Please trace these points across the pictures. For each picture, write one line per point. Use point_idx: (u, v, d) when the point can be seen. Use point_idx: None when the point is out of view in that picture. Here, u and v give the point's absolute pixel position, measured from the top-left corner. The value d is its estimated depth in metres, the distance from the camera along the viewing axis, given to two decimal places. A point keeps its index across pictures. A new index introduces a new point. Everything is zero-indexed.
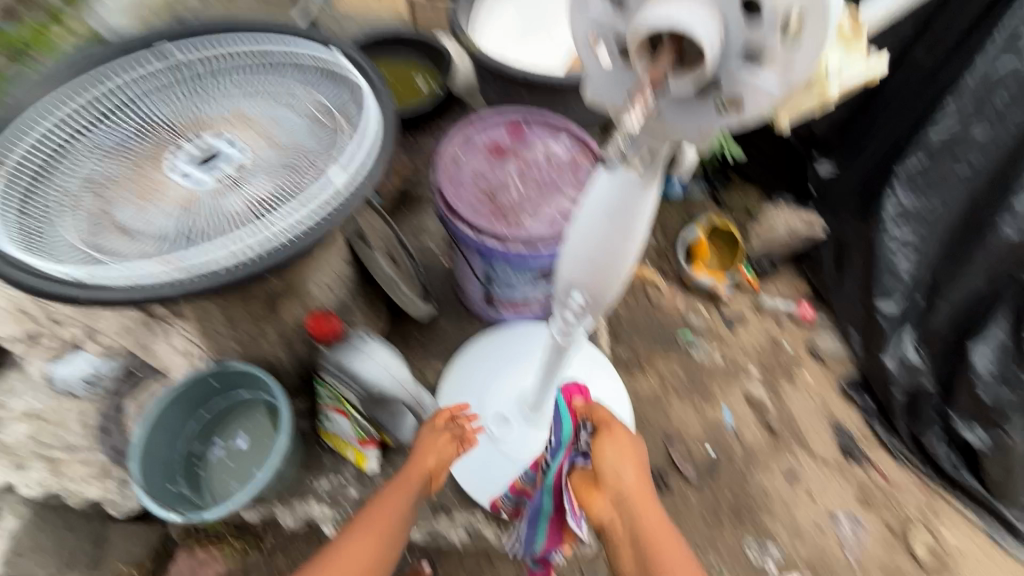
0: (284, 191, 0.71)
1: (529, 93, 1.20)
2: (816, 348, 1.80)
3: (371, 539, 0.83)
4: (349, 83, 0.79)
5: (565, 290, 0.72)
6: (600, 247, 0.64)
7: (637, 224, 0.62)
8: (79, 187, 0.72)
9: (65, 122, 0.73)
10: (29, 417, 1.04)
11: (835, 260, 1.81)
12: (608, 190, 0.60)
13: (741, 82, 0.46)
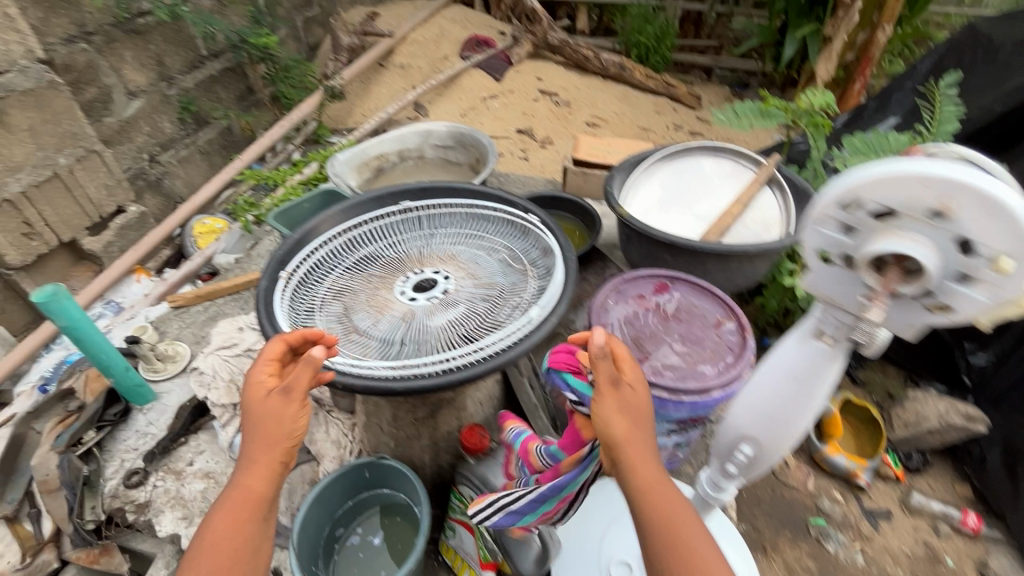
0: (483, 318, 0.85)
1: (672, 256, 1.33)
2: (988, 571, 1.51)
3: (239, 520, 0.66)
4: (539, 239, 0.97)
5: (735, 441, 0.80)
6: (769, 413, 0.74)
7: (817, 389, 0.71)
8: (329, 295, 0.92)
9: (330, 249, 0.98)
10: (205, 477, 1.19)
11: (1004, 465, 1.57)
12: (797, 356, 0.70)
13: (951, 297, 0.53)
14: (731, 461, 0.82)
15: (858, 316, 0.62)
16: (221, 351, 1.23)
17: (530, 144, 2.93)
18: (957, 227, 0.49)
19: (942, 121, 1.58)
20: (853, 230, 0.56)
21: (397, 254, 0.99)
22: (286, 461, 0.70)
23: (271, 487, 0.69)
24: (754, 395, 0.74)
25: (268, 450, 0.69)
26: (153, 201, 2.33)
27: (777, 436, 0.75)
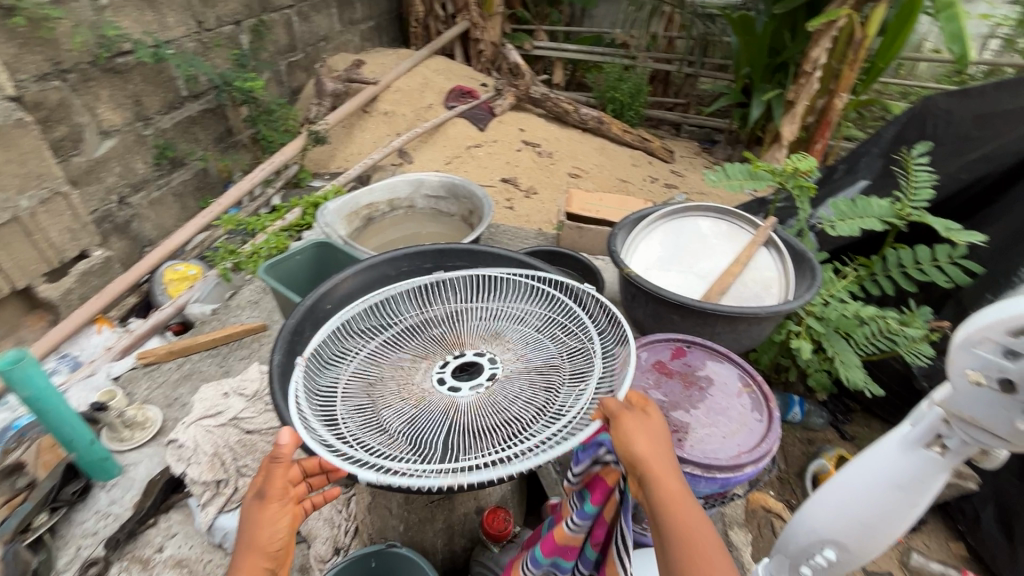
0: (535, 412, 0.75)
1: (680, 317, 1.32)
2: None
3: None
4: (598, 315, 0.90)
5: (816, 546, 0.89)
6: (867, 522, 0.83)
7: (917, 501, 0.80)
8: (359, 379, 0.86)
9: (365, 328, 0.93)
10: (177, 565, 1.05)
11: (1000, 524, 1.56)
12: (906, 468, 0.79)
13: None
14: (806, 559, 0.91)
15: (1009, 436, 0.66)
16: (202, 420, 1.12)
17: (515, 193, 2.95)
18: None
19: (919, 186, 1.66)
20: (1017, 355, 0.62)
21: (437, 338, 0.93)
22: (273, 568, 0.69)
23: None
24: (857, 503, 0.83)
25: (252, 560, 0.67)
26: (120, 244, 2.19)
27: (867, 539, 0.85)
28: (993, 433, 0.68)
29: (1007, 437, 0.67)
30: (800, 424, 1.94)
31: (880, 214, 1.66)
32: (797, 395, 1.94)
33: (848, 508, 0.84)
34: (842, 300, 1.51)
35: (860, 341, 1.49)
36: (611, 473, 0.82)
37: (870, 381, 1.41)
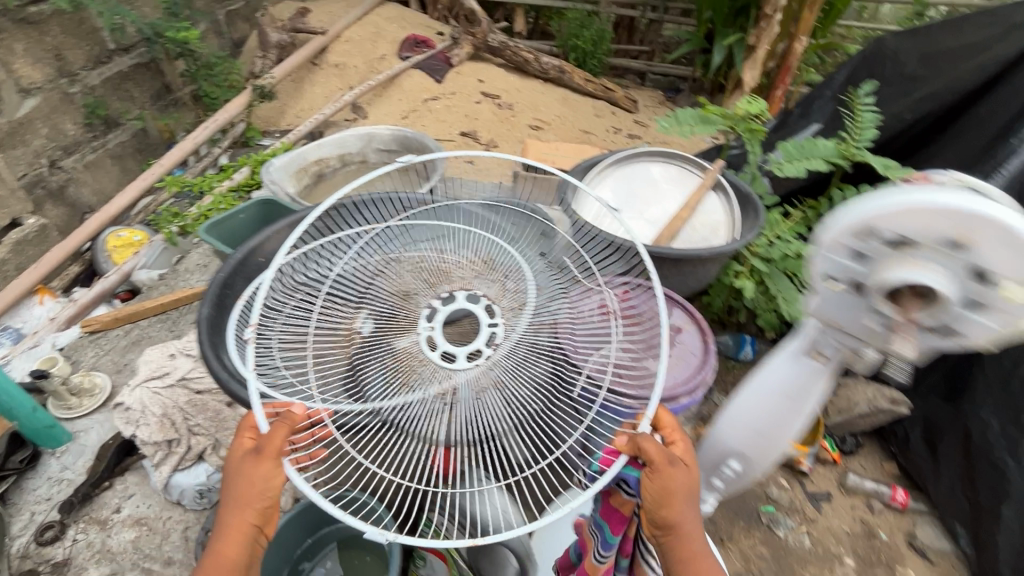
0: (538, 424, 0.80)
1: None
2: (916, 540, 1.64)
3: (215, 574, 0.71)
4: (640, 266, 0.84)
5: (722, 455, 0.99)
6: (756, 434, 0.93)
7: (805, 406, 0.88)
8: (345, 334, 0.85)
9: (345, 285, 0.90)
10: (135, 523, 1.06)
11: (926, 443, 1.69)
12: (790, 376, 0.86)
13: (961, 320, 0.61)
14: (715, 467, 1.03)
15: (863, 334, 0.71)
16: (149, 382, 1.11)
17: (474, 146, 2.88)
18: (971, 258, 0.57)
19: (863, 127, 1.69)
20: (866, 258, 0.64)
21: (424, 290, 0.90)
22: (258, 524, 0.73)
23: (240, 550, 0.72)
24: (744, 420, 0.93)
25: (240, 516, 0.72)
26: (56, 211, 2.08)
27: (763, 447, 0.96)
28: (848, 331, 0.72)
29: (858, 334, 0.72)
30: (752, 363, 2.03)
31: (826, 155, 1.70)
32: (749, 335, 2.02)
33: (743, 418, 0.93)
34: (785, 240, 1.55)
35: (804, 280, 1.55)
36: (625, 504, 0.98)
37: None
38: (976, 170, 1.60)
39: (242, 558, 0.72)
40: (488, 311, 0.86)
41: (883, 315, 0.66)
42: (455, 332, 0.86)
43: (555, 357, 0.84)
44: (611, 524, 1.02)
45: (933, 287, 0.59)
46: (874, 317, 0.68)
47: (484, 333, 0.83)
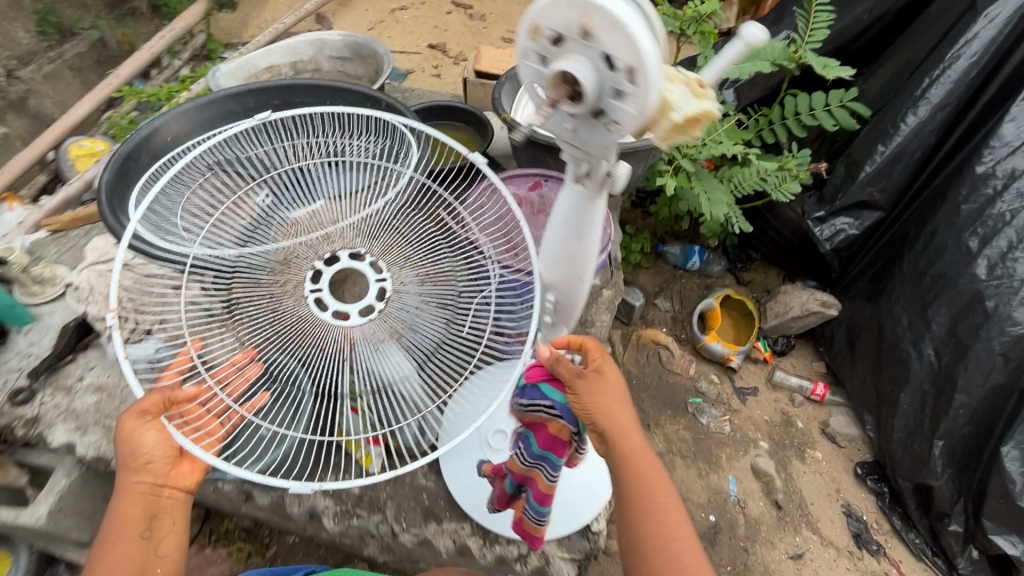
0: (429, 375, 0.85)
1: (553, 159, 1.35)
2: (829, 428, 1.79)
3: (126, 527, 0.79)
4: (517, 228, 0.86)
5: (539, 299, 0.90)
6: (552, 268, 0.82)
7: (589, 228, 0.75)
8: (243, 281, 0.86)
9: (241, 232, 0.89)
10: (96, 389, 1.20)
11: (847, 341, 1.82)
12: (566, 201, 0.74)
13: (613, 112, 0.58)
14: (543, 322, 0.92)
15: (577, 144, 0.65)
16: (96, 266, 1.21)
17: (442, 58, 2.81)
18: (598, 43, 0.54)
19: (816, 25, 1.59)
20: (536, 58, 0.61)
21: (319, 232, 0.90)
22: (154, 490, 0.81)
23: (143, 506, 0.80)
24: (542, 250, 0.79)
25: (136, 480, 0.80)
26: (18, 121, 2.09)
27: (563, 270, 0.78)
28: (570, 146, 0.66)
29: (579, 147, 0.65)
30: (699, 272, 2.10)
31: (775, 56, 1.60)
32: (698, 245, 2.09)
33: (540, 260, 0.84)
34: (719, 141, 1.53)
35: (738, 184, 1.62)
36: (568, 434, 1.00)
37: (737, 216, 1.54)
38: (923, 73, 1.51)
39: (147, 508, 0.80)
40: (375, 268, 0.88)
41: (574, 118, 0.61)
42: (342, 290, 0.89)
43: (446, 304, 0.88)
44: (554, 452, 0.90)
45: (579, 82, 0.56)
46: (570, 122, 0.62)
47: (372, 288, 0.85)
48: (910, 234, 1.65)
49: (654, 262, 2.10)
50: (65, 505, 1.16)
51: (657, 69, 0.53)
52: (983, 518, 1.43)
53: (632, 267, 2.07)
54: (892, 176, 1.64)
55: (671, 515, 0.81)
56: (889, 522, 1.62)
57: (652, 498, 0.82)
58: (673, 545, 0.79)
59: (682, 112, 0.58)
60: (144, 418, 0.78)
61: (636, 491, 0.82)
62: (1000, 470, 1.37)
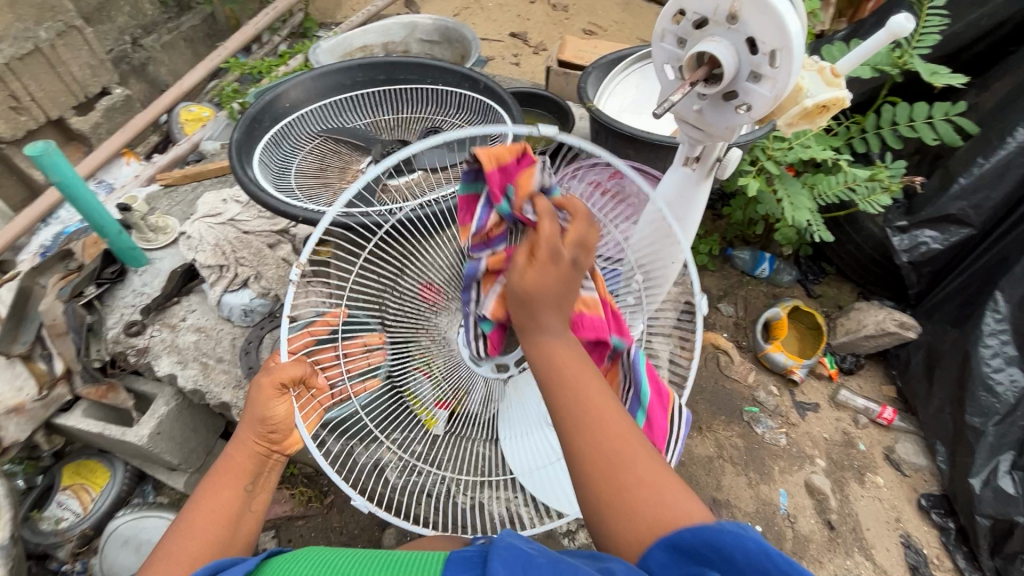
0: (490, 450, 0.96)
1: (635, 152, 1.35)
2: (894, 454, 1.71)
3: (225, 485, 0.76)
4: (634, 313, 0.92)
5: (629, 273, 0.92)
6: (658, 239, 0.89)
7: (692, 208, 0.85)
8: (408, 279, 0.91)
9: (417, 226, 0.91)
10: (197, 330, 1.33)
11: (924, 366, 1.74)
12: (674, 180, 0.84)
13: (746, 94, 0.61)
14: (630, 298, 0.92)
15: (699, 124, 0.70)
16: (206, 219, 1.41)
17: (523, 47, 2.82)
18: (746, 28, 0.58)
19: (928, 31, 1.48)
20: (685, 42, 0.63)
21: None
22: (269, 448, 0.81)
23: (257, 464, 0.79)
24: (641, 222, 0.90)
25: (254, 437, 0.79)
26: (138, 86, 2.33)
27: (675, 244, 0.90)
28: (691, 123, 0.70)
29: (699, 125, 0.70)
30: (768, 280, 2.04)
31: (875, 62, 1.53)
32: (769, 253, 2.03)
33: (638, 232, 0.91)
34: (810, 145, 1.49)
35: (822, 192, 1.56)
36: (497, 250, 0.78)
37: (818, 224, 1.50)
38: None
39: (259, 469, 0.79)
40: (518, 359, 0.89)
41: (704, 97, 0.66)
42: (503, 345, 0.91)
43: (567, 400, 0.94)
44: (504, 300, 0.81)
45: (719, 63, 0.59)
46: (699, 103, 0.66)
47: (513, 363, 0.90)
48: (1015, 259, 1.53)
49: (720, 267, 2.07)
50: (162, 429, 1.29)
51: (801, 53, 0.57)
52: None
53: (697, 269, 2.04)
54: (991, 189, 1.55)
55: (620, 430, 0.66)
56: (952, 559, 1.54)
57: (601, 422, 0.66)
58: (634, 478, 0.63)
59: (811, 99, 0.69)
60: (281, 390, 0.78)
61: (578, 429, 0.66)
62: None
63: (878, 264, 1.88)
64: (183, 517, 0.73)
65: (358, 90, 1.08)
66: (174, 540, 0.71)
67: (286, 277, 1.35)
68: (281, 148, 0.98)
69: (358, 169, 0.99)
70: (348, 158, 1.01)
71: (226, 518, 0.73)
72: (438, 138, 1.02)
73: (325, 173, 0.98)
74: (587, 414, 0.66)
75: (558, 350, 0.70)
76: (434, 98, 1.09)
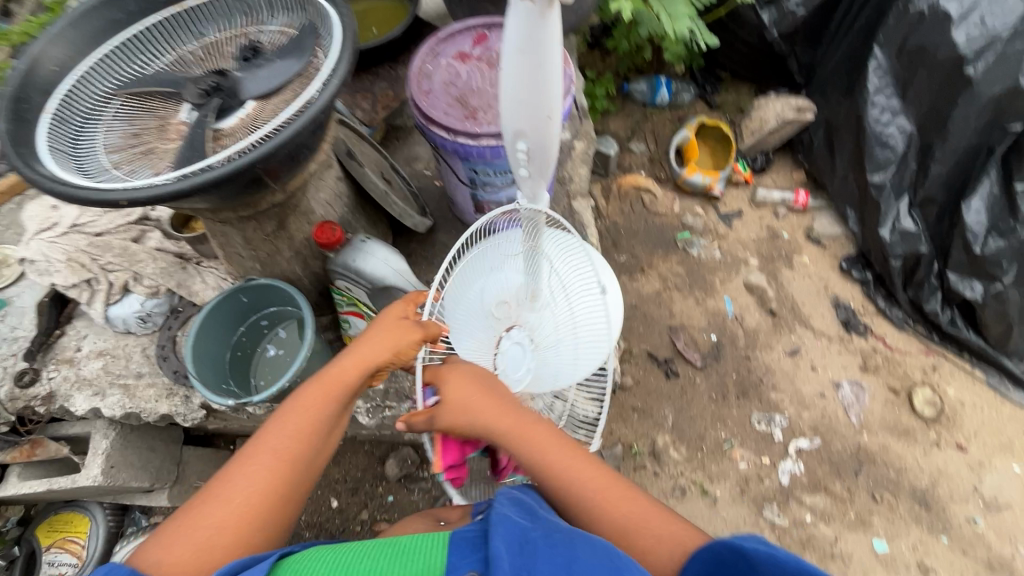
0: None
1: (496, 6, 1.21)
2: (813, 232, 1.84)
3: (287, 445, 0.75)
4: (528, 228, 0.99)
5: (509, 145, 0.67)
6: (516, 119, 0.63)
7: (549, 55, 0.57)
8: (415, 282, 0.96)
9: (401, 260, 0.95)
10: (101, 354, 1.20)
11: (825, 142, 1.81)
12: (514, 23, 0.55)
13: None
14: (521, 167, 0.70)
15: None
16: (45, 234, 1.21)
17: None
18: None
19: None
20: None
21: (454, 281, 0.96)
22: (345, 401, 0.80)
23: (324, 420, 0.78)
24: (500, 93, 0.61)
25: (332, 393, 0.78)
26: None
27: (527, 112, 0.61)
28: None
29: None
30: (670, 106, 2.00)
31: None
32: (665, 77, 1.96)
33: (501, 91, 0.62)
34: None
35: None
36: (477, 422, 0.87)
37: (701, 30, 1.44)
38: None
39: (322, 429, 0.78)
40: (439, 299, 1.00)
41: None
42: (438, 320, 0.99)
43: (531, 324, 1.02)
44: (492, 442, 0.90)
45: None
46: None
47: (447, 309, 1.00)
48: (884, 8, 1.54)
49: (621, 106, 2.01)
50: (115, 461, 1.22)
51: None
52: (949, 272, 1.60)
53: (599, 116, 1.97)
54: None
55: (620, 496, 0.76)
56: (874, 303, 1.75)
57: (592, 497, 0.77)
58: (641, 524, 0.74)
59: None
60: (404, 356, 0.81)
61: (588, 509, 0.76)
62: (963, 224, 1.51)
63: (767, 53, 1.87)
64: (217, 484, 0.73)
65: (143, 23, 0.86)
66: (207, 501, 0.72)
67: (170, 267, 1.22)
68: (71, 126, 0.79)
69: (178, 121, 0.81)
70: (163, 112, 0.83)
71: (276, 480, 0.74)
72: (258, 56, 0.84)
73: (143, 140, 0.82)
74: (591, 496, 0.76)
75: (530, 435, 0.80)
76: (242, 9, 0.90)
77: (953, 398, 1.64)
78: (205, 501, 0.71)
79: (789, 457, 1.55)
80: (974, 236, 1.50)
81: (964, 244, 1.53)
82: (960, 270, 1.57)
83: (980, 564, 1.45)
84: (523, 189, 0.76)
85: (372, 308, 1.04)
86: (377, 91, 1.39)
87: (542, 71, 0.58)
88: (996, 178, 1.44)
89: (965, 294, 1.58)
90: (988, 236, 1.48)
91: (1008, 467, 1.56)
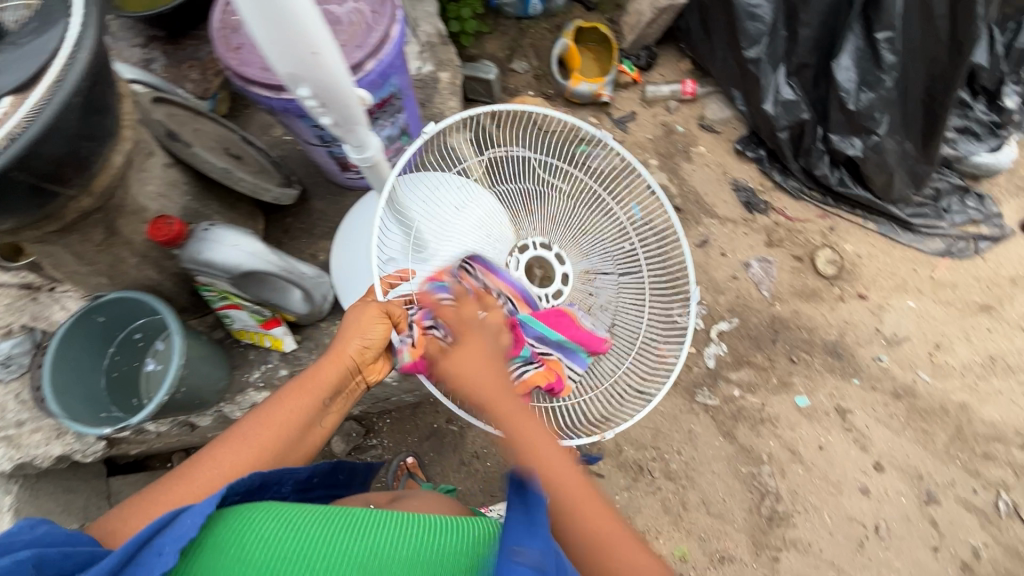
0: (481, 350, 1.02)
1: None
2: (705, 120, 1.85)
3: (276, 422, 0.79)
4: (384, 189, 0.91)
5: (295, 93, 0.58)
6: (289, 66, 0.54)
7: None
8: (284, 268, 0.95)
9: (260, 253, 0.90)
10: None
11: (701, 24, 1.77)
12: None
13: None
14: (322, 113, 0.62)
15: None
16: None
17: None
18: None
19: None
20: None
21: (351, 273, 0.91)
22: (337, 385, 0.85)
23: (313, 408, 0.82)
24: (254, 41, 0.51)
25: (323, 377, 0.82)
26: None
27: (294, 59, 0.53)
28: None
29: None
30: (543, 15, 1.90)
31: None
32: None
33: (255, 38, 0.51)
34: None
35: None
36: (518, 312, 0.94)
37: None
38: None
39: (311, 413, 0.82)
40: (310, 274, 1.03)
41: None
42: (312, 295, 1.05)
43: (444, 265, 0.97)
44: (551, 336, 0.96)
45: None
46: None
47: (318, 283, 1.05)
48: None
49: (494, 24, 1.89)
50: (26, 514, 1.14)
51: None
52: (831, 134, 1.64)
53: (473, 39, 1.85)
54: None
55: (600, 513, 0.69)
56: (771, 179, 1.79)
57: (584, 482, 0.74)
58: (607, 540, 0.67)
59: None
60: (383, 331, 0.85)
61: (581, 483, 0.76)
62: (836, 84, 1.53)
63: None
64: (218, 445, 0.77)
65: None
66: (204, 458, 0.75)
67: (18, 301, 1.10)
68: None
69: None
70: None
71: (265, 450, 0.78)
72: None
73: None
74: (569, 504, 0.68)
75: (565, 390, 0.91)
76: None
77: (851, 253, 1.74)
78: (204, 459, 0.75)
79: (713, 342, 1.62)
80: (847, 94, 1.53)
81: (840, 103, 1.56)
82: (840, 129, 1.62)
83: (888, 395, 1.60)
84: (341, 137, 0.68)
85: (246, 296, 0.96)
86: (204, 57, 1.26)
87: (283, 11, 0.48)
88: (860, 29, 1.46)
89: (848, 152, 1.64)
90: (860, 91, 1.52)
91: (904, 304, 1.69)
